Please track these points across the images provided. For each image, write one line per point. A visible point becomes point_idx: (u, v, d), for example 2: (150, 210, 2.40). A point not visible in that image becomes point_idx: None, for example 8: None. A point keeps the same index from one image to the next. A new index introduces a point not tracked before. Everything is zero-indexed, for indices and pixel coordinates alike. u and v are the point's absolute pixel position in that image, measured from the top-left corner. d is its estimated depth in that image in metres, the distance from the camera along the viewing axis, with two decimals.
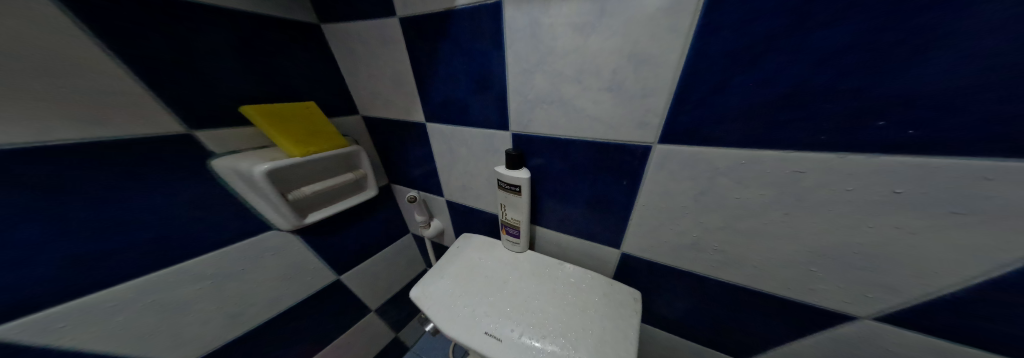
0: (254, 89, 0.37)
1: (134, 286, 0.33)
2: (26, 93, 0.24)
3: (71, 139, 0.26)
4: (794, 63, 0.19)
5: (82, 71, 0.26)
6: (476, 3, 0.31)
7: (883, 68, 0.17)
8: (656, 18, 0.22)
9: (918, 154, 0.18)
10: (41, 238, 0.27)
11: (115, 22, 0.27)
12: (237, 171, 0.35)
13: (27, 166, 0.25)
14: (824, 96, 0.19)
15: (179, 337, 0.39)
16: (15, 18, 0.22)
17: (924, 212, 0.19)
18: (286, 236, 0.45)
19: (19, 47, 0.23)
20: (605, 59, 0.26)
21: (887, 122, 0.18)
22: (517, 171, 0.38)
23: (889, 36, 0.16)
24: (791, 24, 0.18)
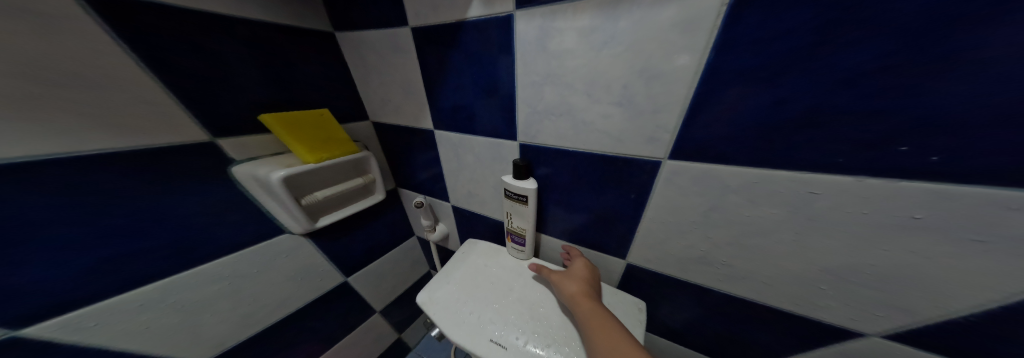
0: (272, 97, 0.38)
1: (158, 287, 0.34)
2: (69, 104, 0.25)
3: (108, 148, 0.27)
4: (812, 84, 0.19)
5: (117, 83, 0.27)
6: (489, 16, 0.32)
7: (905, 93, 0.16)
8: (670, 35, 0.22)
9: (933, 180, 0.18)
10: (72, 243, 0.28)
11: (143, 34, 0.27)
12: (256, 177, 0.36)
13: (57, 172, 0.26)
14: (843, 118, 0.18)
15: (197, 336, 0.40)
16: (61, 34, 0.24)
17: (942, 238, 0.19)
18: (298, 240, 0.46)
19: (62, 61, 0.24)
20: (617, 74, 0.27)
21: (909, 147, 0.17)
22: (524, 182, 0.38)
23: (912, 61, 0.16)
24: (811, 46, 0.18)
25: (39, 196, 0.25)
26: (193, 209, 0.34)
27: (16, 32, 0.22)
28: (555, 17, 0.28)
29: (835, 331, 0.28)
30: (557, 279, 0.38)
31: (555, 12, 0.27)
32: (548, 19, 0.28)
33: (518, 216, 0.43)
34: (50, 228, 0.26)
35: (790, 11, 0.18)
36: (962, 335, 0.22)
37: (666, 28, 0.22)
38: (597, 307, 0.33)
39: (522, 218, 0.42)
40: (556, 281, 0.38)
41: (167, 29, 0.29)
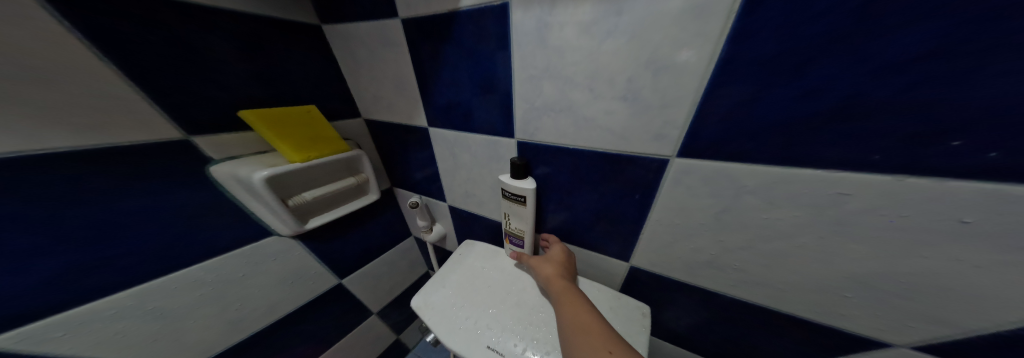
0: (255, 93, 0.36)
1: (134, 293, 0.32)
2: (28, 101, 0.23)
3: (73, 146, 0.26)
4: (846, 73, 0.17)
5: (81, 78, 0.25)
6: (481, 5, 0.30)
7: (959, 81, 0.14)
8: (681, 21, 0.20)
9: (986, 180, 0.16)
10: (38, 248, 0.26)
11: (107, 25, 0.25)
12: (236, 177, 0.33)
13: (18, 173, 0.24)
14: (881, 111, 0.16)
15: (181, 343, 0.38)
16: (14, 26, 0.22)
17: (987, 242, 0.17)
18: (287, 243, 0.44)
19: (15, 55, 0.22)
20: (622, 65, 0.24)
21: (963, 142, 0.15)
22: (521, 181, 0.36)
23: (971, 42, 0.13)
24: (846, 30, 0.16)
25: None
26: (171, 211, 0.32)
27: None
28: (553, 4, 0.25)
29: (857, 339, 0.26)
30: (534, 262, 0.39)
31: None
32: (546, 6, 0.26)
33: (515, 218, 0.41)
34: (9, 233, 0.25)
35: None
36: (1005, 347, 0.20)
37: (677, 12, 0.20)
38: (568, 286, 0.34)
39: (520, 219, 0.40)
40: (534, 265, 0.39)
41: (133, 18, 0.26)
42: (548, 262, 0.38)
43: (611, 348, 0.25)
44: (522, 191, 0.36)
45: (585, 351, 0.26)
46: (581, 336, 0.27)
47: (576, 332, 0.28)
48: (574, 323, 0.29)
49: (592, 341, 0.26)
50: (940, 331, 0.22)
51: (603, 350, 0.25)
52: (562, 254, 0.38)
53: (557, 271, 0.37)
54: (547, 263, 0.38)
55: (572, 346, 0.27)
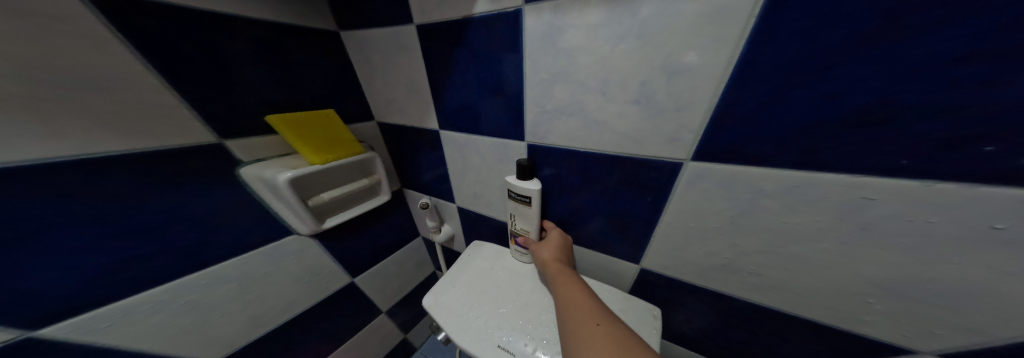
0: (277, 99, 0.38)
1: (171, 288, 0.34)
2: (84, 108, 0.25)
3: (121, 150, 0.27)
4: (872, 76, 0.16)
5: (129, 86, 0.27)
6: (495, 11, 0.30)
7: (992, 85, 0.14)
8: (700, 24, 0.20)
9: (1020, 186, 0.15)
10: (85, 245, 0.28)
11: (151, 36, 0.27)
12: (261, 178, 0.35)
13: (73, 175, 0.26)
14: (909, 115, 0.16)
15: (208, 336, 0.40)
16: (75, 39, 0.24)
17: (1018, 249, 0.17)
18: (305, 241, 0.45)
19: (75, 65, 0.24)
20: (636, 69, 0.25)
21: (995, 147, 0.15)
22: (528, 182, 0.37)
23: (1008, 44, 0.13)
24: (874, 32, 0.16)
25: (55, 199, 0.25)
26: (202, 211, 0.34)
27: (31, 37, 0.22)
28: (568, 8, 0.26)
29: (876, 345, 0.25)
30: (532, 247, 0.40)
31: (568, 2, 0.26)
32: (560, 10, 0.26)
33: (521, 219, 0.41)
34: (59, 231, 0.26)
35: None
36: None
37: (695, 16, 0.20)
38: (565, 268, 0.34)
39: (526, 220, 0.41)
40: (532, 249, 0.40)
41: (170, 29, 0.28)
42: (545, 247, 0.39)
43: (599, 321, 0.26)
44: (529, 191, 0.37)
45: (574, 323, 0.27)
46: (572, 311, 0.28)
47: (568, 307, 0.29)
48: (565, 299, 0.30)
49: (583, 315, 0.27)
50: (966, 339, 0.21)
51: (593, 323, 0.26)
52: (560, 239, 0.38)
53: (554, 255, 0.37)
54: (545, 248, 0.38)
55: (563, 319, 0.28)
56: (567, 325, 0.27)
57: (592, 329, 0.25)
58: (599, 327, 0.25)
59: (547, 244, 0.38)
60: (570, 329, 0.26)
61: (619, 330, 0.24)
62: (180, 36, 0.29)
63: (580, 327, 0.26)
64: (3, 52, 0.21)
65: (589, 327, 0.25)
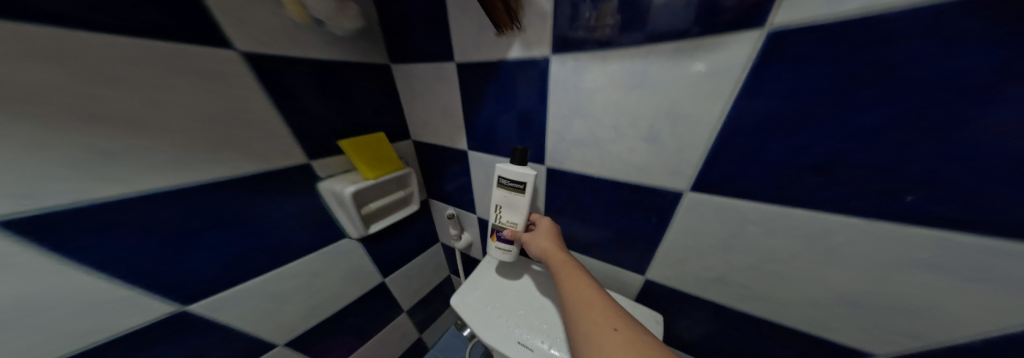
0: (347, 124, 0.45)
1: (268, 277, 0.41)
2: (235, 137, 0.33)
3: (251, 170, 0.35)
4: (827, 136, 0.22)
5: (259, 120, 0.35)
6: (528, 57, 0.37)
7: (910, 151, 0.19)
8: (699, 82, 0.26)
9: (936, 226, 0.20)
10: (209, 242, 0.34)
11: (275, 81, 0.35)
12: (331, 190, 0.43)
13: (218, 187, 0.33)
14: (854, 167, 0.22)
15: (283, 322, 0.46)
16: (236, 88, 0.32)
17: (944, 272, 0.21)
18: (355, 244, 0.52)
19: (234, 106, 0.32)
20: (646, 114, 0.31)
21: (915, 197, 0.20)
22: (518, 169, 0.40)
23: (918, 121, 0.19)
24: (828, 104, 0.21)
25: (201, 206, 0.32)
26: (288, 216, 0.41)
27: (215, 90, 0.31)
28: (590, 62, 0.32)
29: (847, 351, 0.29)
30: (529, 238, 0.41)
31: (589, 58, 0.32)
32: (582, 62, 0.33)
33: (508, 209, 0.43)
34: (198, 231, 0.33)
35: (811, 74, 0.21)
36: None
37: (696, 81, 0.26)
38: (567, 260, 0.36)
39: (514, 210, 0.43)
40: (529, 240, 0.41)
41: (287, 75, 0.36)
42: (543, 237, 0.41)
43: (616, 325, 0.27)
44: (523, 178, 0.40)
45: (590, 326, 0.28)
46: (586, 314, 0.29)
47: (582, 308, 0.30)
48: (577, 299, 0.31)
49: (599, 319, 0.28)
50: (914, 345, 0.25)
51: (609, 327, 0.27)
52: (552, 229, 0.42)
53: (554, 246, 0.39)
54: (542, 238, 0.41)
55: (577, 320, 0.29)
56: (583, 328, 0.28)
57: (609, 333, 0.26)
58: (616, 332, 0.26)
59: (543, 235, 0.41)
60: (586, 332, 0.27)
61: (636, 336, 0.26)
62: (291, 79, 0.37)
63: (597, 331, 0.27)
64: (200, 99, 0.30)
65: (607, 332, 0.26)
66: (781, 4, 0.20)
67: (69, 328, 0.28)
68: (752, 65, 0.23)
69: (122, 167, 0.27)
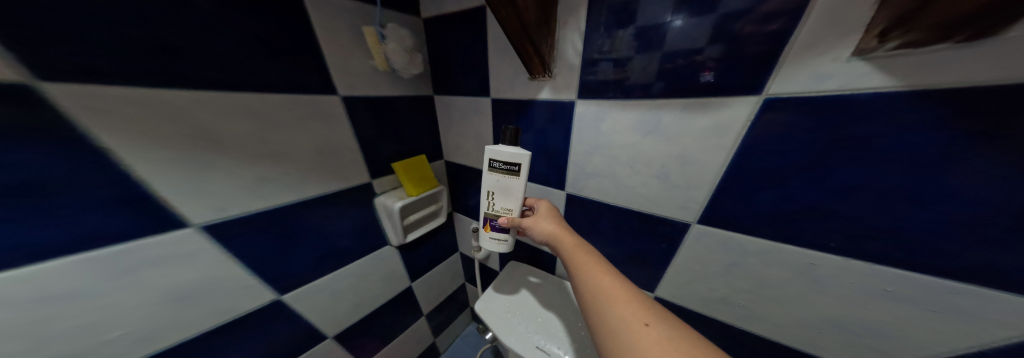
0: (400, 148, 0.53)
1: (335, 276, 0.48)
2: (325, 160, 0.41)
3: (332, 188, 0.43)
4: (810, 188, 0.27)
5: (342, 147, 0.43)
6: (558, 98, 0.44)
7: (873, 206, 0.25)
8: (706, 133, 0.32)
9: (902, 268, 0.25)
10: (290, 246, 0.40)
11: (355, 116, 0.44)
12: (383, 205, 0.51)
13: (308, 200, 0.40)
14: (833, 215, 0.27)
15: (337, 317, 0.51)
16: (330, 122, 0.40)
17: (911, 304, 0.25)
18: (394, 251, 0.59)
19: (327, 135, 0.40)
20: (658, 156, 0.37)
21: (882, 243, 0.25)
22: (511, 149, 0.39)
23: (876, 183, 0.24)
24: (809, 162, 0.27)
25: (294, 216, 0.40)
26: (350, 225, 0.48)
27: (319, 125, 0.39)
28: (613, 108, 0.38)
29: None
30: (533, 221, 0.40)
31: (613, 104, 0.38)
32: (604, 108, 0.39)
33: (500, 195, 0.43)
34: (290, 237, 0.40)
35: (794, 139, 0.27)
36: None
37: (704, 133, 0.32)
38: (579, 246, 0.35)
39: (507, 195, 0.42)
40: (532, 225, 0.40)
41: (360, 109, 0.44)
42: (547, 220, 0.40)
43: (647, 320, 0.25)
44: (517, 159, 0.39)
45: (618, 322, 0.26)
46: (612, 308, 0.27)
47: (605, 302, 0.28)
48: (598, 291, 0.29)
49: (626, 314, 0.26)
50: None
51: (640, 323, 0.25)
52: (553, 211, 0.41)
53: (562, 229, 0.38)
54: (546, 221, 0.40)
55: (602, 315, 0.27)
56: (609, 324, 0.26)
57: (642, 330, 0.24)
58: (649, 328, 0.24)
59: (546, 218, 0.40)
60: (615, 329, 0.25)
61: (671, 332, 0.24)
62: (364, 113, 0.45)
63: (626, 327, 0.25)
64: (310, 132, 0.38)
65: (638, 329, 0.24)
66: (776, 77, 0.26)
67: (213, 308, 0.35)
68: (751, 124, 0.29)
69: (247, 182, 0.34)
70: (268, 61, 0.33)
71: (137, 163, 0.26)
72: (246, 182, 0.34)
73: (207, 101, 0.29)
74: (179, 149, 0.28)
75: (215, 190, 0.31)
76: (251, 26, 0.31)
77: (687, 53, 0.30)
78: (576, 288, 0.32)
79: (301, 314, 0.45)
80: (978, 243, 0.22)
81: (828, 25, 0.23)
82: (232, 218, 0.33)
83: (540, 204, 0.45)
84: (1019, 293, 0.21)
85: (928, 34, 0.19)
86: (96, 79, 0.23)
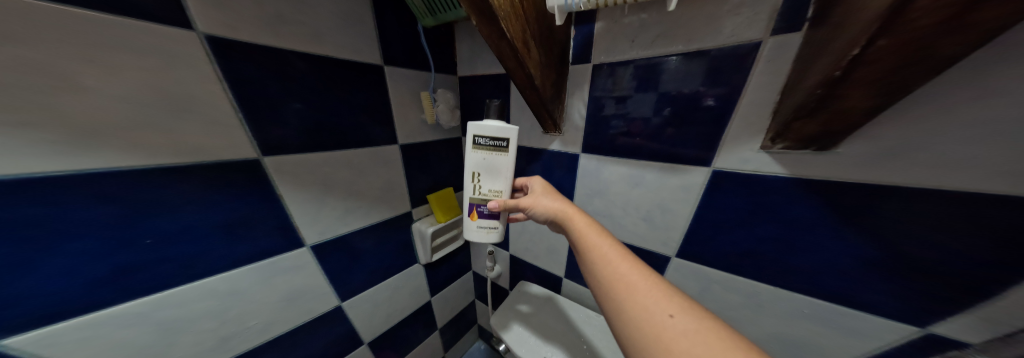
0: (436, 182, 0.64)
1: (377, 288, 0.57)
2: (383, 194, 0.52)
3: (386, 216, 0.54)
4: (745, 237, 0.40)
5: (397, 183, 0.55)
6: (566, 150, 0.55)
7: (782, 252, 0.37)
8: (676, 189, 0.44)
9: (805, 294, 0.37)
10: (349, 262, 0.50)
11: (408, 159, 0.56)
12: (418, 229, 0.61)
13: (367, 224, 0.51)
14: (760, 256, 0.39)
15: (374, 325, 0.60)
16: (390, 165, 0.52)
17: (817, 320, 0.37)
18: (421, 269, 0.67)
19: (387, 174, 0.52)
20: (644, 202, 0.48)
21: (791, 276, 0.38)
22: (494, 124, 0.42)
23: (781, 237, 0.37)
24: (744, 219, 0.39)
25: (358, 238, 0.50)
26: (393, 246, 0.58)
27: (383, 167, 0.51)
28: (608, 163, 0.50)
29: None
30: (534, 200, 0.40)
31: (608, 160, 0.50)
32: (602, 162, 0.51)
33: (488, 175, 0.44)
34: (353, 254, 0.50)
35: (733, 201, 0.39)
36: None
37: (675, 188, 0.44)
38: (591, 227, 0.35)
39: (494, 172, 0.44)
40: (533, 203, 0.41)
41: (408, 153, 0.55)
42: (550, 198, 0.40)
43: (670, 311, 0.26)
44: (505, 133, 0.42)
45: (641, 313, 0.26)
46: (633, 298, 0.28)
47: (625, 293, 0.28)
48: (616, 278, 0.30)
49: (649, 305, 0.27)
50: None
51: (663, 314, 0.26)
52: (552, 189, 0.43)
53: (571, 210, 0.38)
54: (550, 199, 0.40)
55: (623, 305, 0.28)
56: (631, 314, 0.27)
57: (665, 321, 0.25)
58: (673, 319, 0.25)
59: (547, 196, 0.41)
60: (636, 320, 0.26)
61: (695, 322, 0.25)
62: (413, 157, 0.57)
63: (650, 319, 0.26)
64: (380, 174, 0.51)
65: (661, 319, 0.25)
66: (718, 156, 0.38)
67: (305, 308, 0.45)
68: (705, 189, 0.41)
69: (334, 212, 0.45)
70: (358, 123, 0.45)
71: (294, 203, 0.39)
72: (337, 213, 0.45)
73: (328, 158, 0.42)
74: (308, 191, 0.40)
75: (319, 220, 0.43)
76: (356, 101, 0.45)
77: (667, 121, 0.41)
78: (591, 273, 0.32)
79: (350, 319, 0.54)
80: (855, 283, 0.33)
81: (745, 128, 0.36)
82: (327, 239, 0.45)
83: (534, 182, 0.46)
84: (872, 314, 0.33)
85: (798, 146, 0.32)
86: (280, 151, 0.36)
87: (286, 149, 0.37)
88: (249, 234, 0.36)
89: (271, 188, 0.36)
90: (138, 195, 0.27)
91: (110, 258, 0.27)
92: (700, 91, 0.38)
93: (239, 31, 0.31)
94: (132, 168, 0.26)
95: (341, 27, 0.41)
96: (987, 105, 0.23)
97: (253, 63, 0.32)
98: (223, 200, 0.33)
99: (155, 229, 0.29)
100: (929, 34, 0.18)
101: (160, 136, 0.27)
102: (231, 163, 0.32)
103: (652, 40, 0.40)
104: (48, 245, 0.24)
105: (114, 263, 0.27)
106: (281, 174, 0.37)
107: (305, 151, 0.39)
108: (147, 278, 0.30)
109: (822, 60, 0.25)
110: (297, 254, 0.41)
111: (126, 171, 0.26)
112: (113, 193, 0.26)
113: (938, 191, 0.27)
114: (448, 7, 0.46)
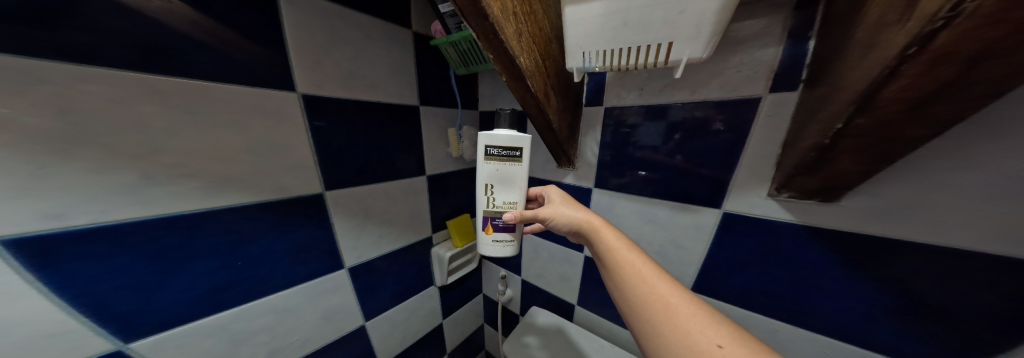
0: (455, 208, 0.69)
1: (397, 307, 0.61)
2: (410, 219, 0.57)
3: (411, 240, 0.59)
4: (757, 277, 0.41)
5: (422, 209, 0.60)
6: (579, 185, 0.59)
7: (798, 295, 0.38)
8: (687, 227, 0.46)
9: (829, 337, 0.37)
10: (375, 282, 0.54)
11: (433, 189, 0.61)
12: (437, 253, 0.64)
13: (395, 247, 0.56)
14: (776, 296, 0.40)
15: (390, 344, 0.62)
16: (418, 193, 0.58)
17: None
18: (435, 291, 0.70)
19: (415, 201, 0.57)
20: (655, 236, 0.50)
21: (812, 317, 0.38)
22: (507, 133, 0.44)
23: (793, 279, 0.38)
24: (754, 260, 0.41)
25: (385, 260, 0.55)
26: (415, 267, 0.62)
27: (412, 195, 0.56)
28: (620, 197, 0.53)
29: None
30: (553, 209, 0.43)
31: (620, 195, 0.53)
32: (614, 196, 0.54)
33: (501, 186, 0.46)
34: (380, 273, 0.54)
35: (742, 243, 0.41)
36: None
37: (687, 225, 0.46)
38: (622, 244, 0.37)
39: (507, 183, 0.45)
40: (552, 212, 0.42)
41: (434, 182, 0.61)
42: (573, 208, 0.43)
43: (718, 341, 0.26)
44: (517, 143, 0.44)
45: (684, 340, 0.27)
46: (675, 323, 0.28)
47: (664, 316, 0.29)
48: (653, 298, 0.31)
49: (695, 332, 0.27)
50: None
51: (711, 344, 0.26)
52: (571, 200, 0.45)
53: (599, 223, 0.40)
54: (570, 207, 0.43)
55: (660, 328, 0.29)
56: (671, 339, 0.28)
57: (715, 352, 0.25)
58: (723, 350, 0.25)
59: (568, 205, 0.43)
60: (680, 348, 0.27)
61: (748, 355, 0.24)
62: (438, 186, 0.62)
63: (697, 348, 0.26)
64: (411, 202, 0.56)
65: (709, 349, 0.26)
66: (727, 200, 0.41)
67: (335, 328, 0.49)
68: (717, 229, 0.43)
69: (369, 238, 0.51)
70: (394, 157, 0.51)
71: (341, 228, 0.46)
72: (373, 238, 0.51)
73: (370, 191, 0.49)
74: (352, 219, 0.47)
75: (358, 246, 0.49)
76: (397, 139, 0.51)
77: (676, 164, 0.45)
78: (627, 292, 0.33)
79: (370, 336, 0.56)
80: (872, 330, 0.34)
81: (749, 176, 0.39)
82: (361, 263, 0.51)
83: (551, 191, 0.48)
84: None
85: (803, 196, 0.34)
86: (335, 186, 0.44)
87: (342, 184, 0.44)
88: (307, 257, 0.43)
89: (327, 218, 0.44)
90: (237, 225, 0.35)
91: (213, 277, 0.35)
92: (704, 133, 0.41)
93: (315, 93, 0.39)
94: (238, 205, 0.35)
95: (389, 77, 0.48)
96: (970, 174, 0.26)
97: (324, 115, 0.41)
98: (295, 229, 0.41)
99: (246, 254, 0.37)
100: (896, 120, 0.20)
101: (256, 176, 0.36)
102: (304, 198, 0.41)
103: (660, 90, 0.44)
104: (177, 264, 0.32)
105: (213, 282, 0.35)
106: (335, 204, 0.44)
107: (352, 184, 0.46)
108: (235, 293, 0.37)
109: (811, 127, 0.29)
110: (337, 276, 0.47)
111: (237, 207, 0.35)
112: (225, 224, 0.34)
113: (926, 246, 0.29)
114: (479, 61, 0.52)
